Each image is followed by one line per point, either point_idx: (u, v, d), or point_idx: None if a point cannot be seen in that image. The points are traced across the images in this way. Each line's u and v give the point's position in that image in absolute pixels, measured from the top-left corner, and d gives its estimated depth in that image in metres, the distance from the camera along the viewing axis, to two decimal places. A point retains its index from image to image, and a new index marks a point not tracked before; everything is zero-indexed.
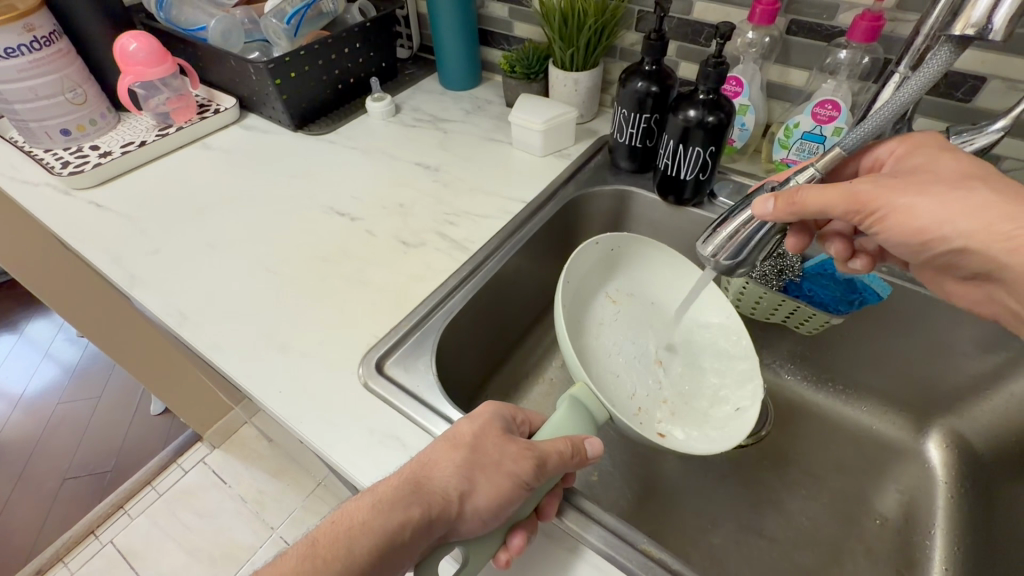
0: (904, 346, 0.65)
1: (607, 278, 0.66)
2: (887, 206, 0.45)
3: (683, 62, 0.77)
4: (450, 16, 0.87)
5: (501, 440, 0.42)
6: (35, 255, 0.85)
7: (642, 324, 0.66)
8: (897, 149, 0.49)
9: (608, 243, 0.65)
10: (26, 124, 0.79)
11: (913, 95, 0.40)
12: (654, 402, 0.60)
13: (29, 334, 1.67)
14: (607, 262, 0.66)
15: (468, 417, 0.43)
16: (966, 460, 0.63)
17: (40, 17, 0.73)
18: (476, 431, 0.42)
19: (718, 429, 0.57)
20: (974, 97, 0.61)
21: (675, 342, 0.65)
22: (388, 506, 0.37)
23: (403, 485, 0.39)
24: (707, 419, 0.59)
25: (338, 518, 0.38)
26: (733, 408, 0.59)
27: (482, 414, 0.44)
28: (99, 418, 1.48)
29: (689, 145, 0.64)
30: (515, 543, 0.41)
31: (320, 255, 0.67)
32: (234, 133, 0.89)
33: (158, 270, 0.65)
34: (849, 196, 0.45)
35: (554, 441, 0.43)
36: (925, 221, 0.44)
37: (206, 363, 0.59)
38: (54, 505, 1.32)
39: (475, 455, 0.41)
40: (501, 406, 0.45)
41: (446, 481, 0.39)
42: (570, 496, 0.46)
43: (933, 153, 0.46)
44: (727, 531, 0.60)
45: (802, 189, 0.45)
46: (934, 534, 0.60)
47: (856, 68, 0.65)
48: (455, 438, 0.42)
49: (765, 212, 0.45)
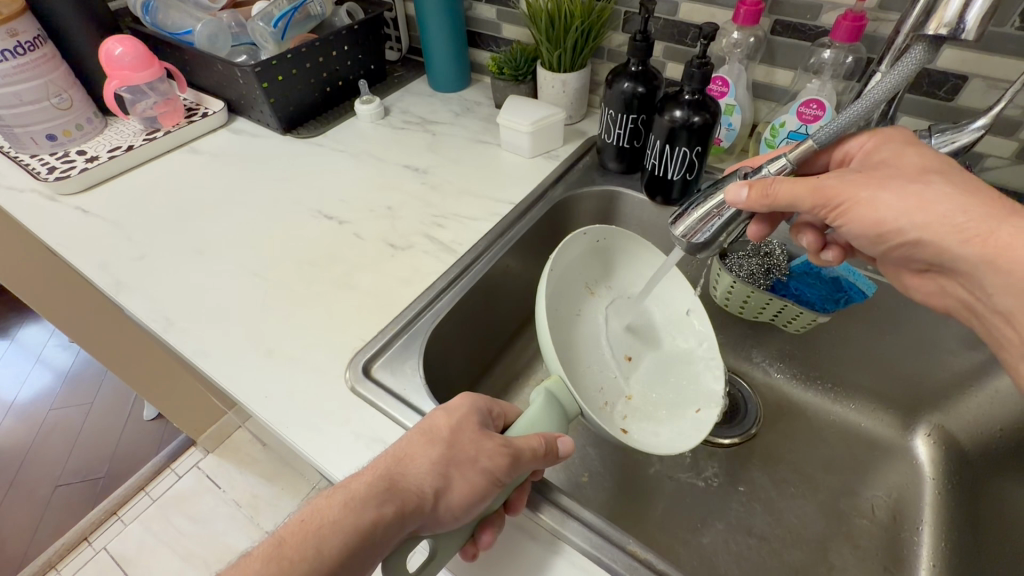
0: (887, 341, 0.66)
1: (588, 270, 0.66)
2: (851, 199, 0.45)
3: (670, 63, 0.78)
4: (437, 19, 0.87)
5: (477, 435, 0.42)
6: (24, 262, 0.84)
7: (619, 319, 0.66)
8: (868, 143, 0.48)
9: (594, 235, 0.64)
10: (12, 129, 0.79)
11: (890, 89, 0.40)
12: (619, 397, 0.61)
13: (21, 341, 1.66)
14: (592, 255, 0.66)
15: (446, 410, 0.43)
16: (952, 455, 0.63)
17: (24, 22, 0.73)
18: (453, 426, 0.42)
19: (678, 427, 0.58)
20: (957, 96, 0.62)
21: (645, 340, 0.66)
22: (361, 503, 0.37)
23: (378, 482, 0.38)
24: (671, 416, 0.59)
25: (307, 517, 0.38)
26: (694, 410, 0.59)
27: (459, 408, 0.43)
28: (91, 424, 1.47)
29: (675, 145, 0.64)
30: (484, 539, 0.42)
31: (308, 258, 0.67)
32: (222, 137, 0.89)
33: (144, 275, 0.65)
34: (818, 190, 0.45)
35: (528, 438, 0.43)
36: (886, 213, 0.44)
37: (194, 369, 0.59)
38: (47, 512, 1.31)
39: (451, 451, 0.40)
40: (478, 398, 0.45)
41: (420, 477, 0.39)
42: (551, 493, 0.46)
43: (899, 146, 0.45)
44: (716, 530, 0.60)
45: (776, 181, 0.45)
46: (922, 530, 0.61)
47: (840, 67, 0.65)
48: (431, 432, 0.42)
49: (739, 199, 0.46)
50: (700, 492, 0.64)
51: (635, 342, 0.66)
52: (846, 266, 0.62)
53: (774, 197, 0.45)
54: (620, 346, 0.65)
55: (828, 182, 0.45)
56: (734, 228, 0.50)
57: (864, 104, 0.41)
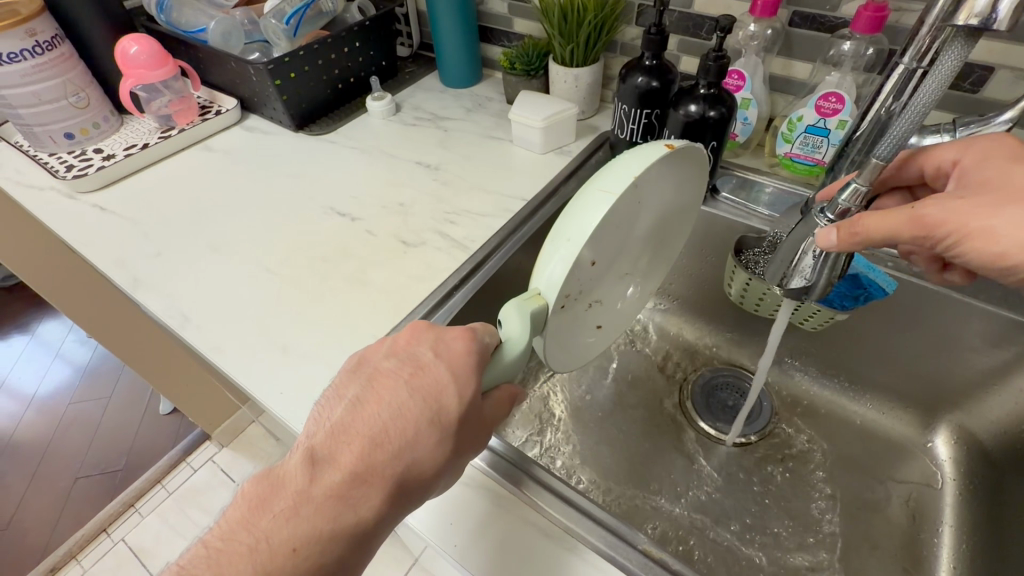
0: (906, 340, 0.64)
1: (658, 189, 0.48)
2: (958, 231, 0.43)
3: (685, 56, 0.77)
4: (450, 14, 0.87)
5: (477, 422, 0.41)
6: (44, 259, 0.85)
7: (617, 229, 0.47)
8: (961, 158, 0.48)
9: (684, 155, 0.47)
10: (30, 128, 0.80)
11: (933, 96, 0.39)
12: (562, 297, 0.46)
13: (40, 336, 1.69)
14: (662, 181, 0.48)
15: (458, 392, 0.40)
16: (975, 456, 0.62)
17: (42, 22, 0.73)
18: (462, 416, 0.40)
19: (572, 343, 0.52)
20: (982, 88, 0.60)
21: (620, 241, 0.49)
22: (365, 527, 0.37)
23: (386, 499, 0.37)
24: (580, 326, 0.53)
25: (299, 545, 0.36)
26: (596, 327, 0.55)
27: (468, 387, 0.40)
28: (110, 417, 1.49)
29: (690, 140, 0.63)
30: None
31: (321, 256, 0.67)
32: (235, 134, 0.89)
33: (160, 273, 0.66)
34: (915, 219, 0.43)
35: (499, 405, 0.43)
36: (1003, 245, 0.42)
37: (209, 365, 0.59)
38: (67, 503, 1.34)
39: (456, 451, 0.40)
40: (476, 362, 0.41)
41: (422, 486, 0.39)
42: (531, 468, 0.48)
43: (1001, 164, 0.45)
44: (730, 529, 0.60)
45: (864, 216, 0.43)
46: (943, 532, 0.59)
47: (861, 59, 0.63)
48: (445, 425, 0.39)
49: (829, 244, 0.44)
50: (714, 490, 0.64)
51: (612, 244, 0.49)
52: (864, 262, 0.58)
53: (870, 241, 0.43)
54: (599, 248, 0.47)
55: (930, 213, 0.43)
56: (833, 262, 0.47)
57: (909, 120, 0.40)
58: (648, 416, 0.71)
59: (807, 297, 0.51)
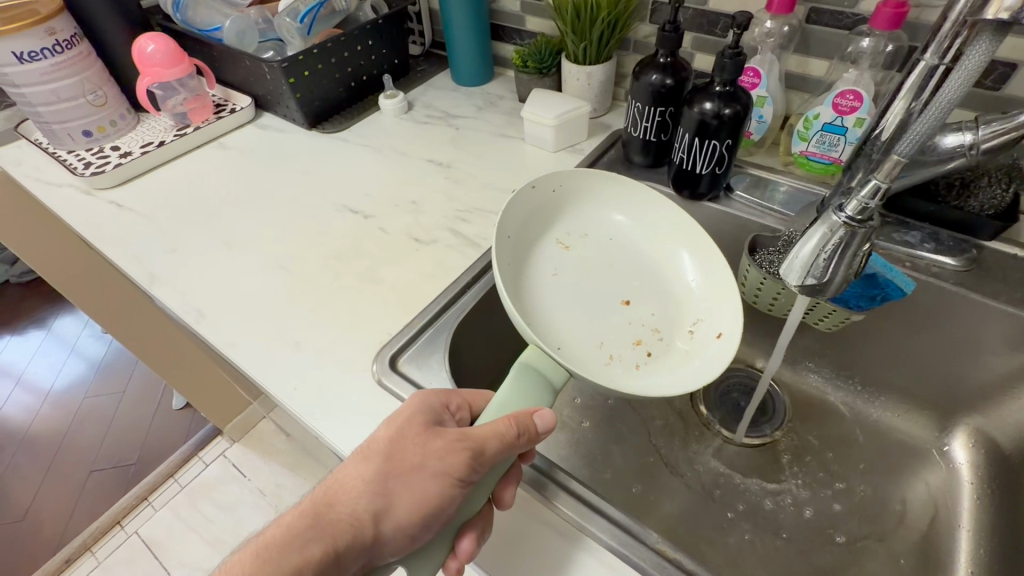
0: (923, 342, 0.63)
1: (575, 228, 0.63)
2: None
3: (699, 54, 0.76)
4: (462, 13, 0.87)
5: (421, 440, 0.40)
6: (77, 265, 0.88)
7: (590, 271, 0.60)
8: None
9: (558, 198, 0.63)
10: (49, 126, 0.81)
11: (958, 92, 0.38)
12: (627, 345, 0.55)
13: (56, 331, 1.71)
14: (573, 216, 0.64)
15: (387, 420, 0.42)
16: (993, 459, 0.61)
17: (61, 21, 0.75)
18: (390, 436, 0.41)
19: (700, 358, 0.52)
20: (1004, 85, 0.59)
21: (634, 278, 0.60)
22: (281, 545, 0.39)
23: (307, 517, 0.40)
24: (688, 351, 0.54)
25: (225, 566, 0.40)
26: (716, 334, 0.54)
27: (402, 413, 0.42)
28: (124, 411, 1.51)
29: (705, 138, 0.62)
30: (463, 548, 0.41)
31: (333, 253, 0.67)
32: (249, 132, 0.90)
33: (177, 268, 0.66)
34: None
35: (495, 425, 0.40)
36: None
37: (223, 359, 0.60)
38: (82, 496, 1.36)
39: (388, 464, 0.40)
40: (430, 397, 0.44)
41: (354, 503, 0.39)
42: (556, 475, 0.46)
43: None
44: (742, 530, 0.59)
45: None
46: (960, 536, 0.58)
47: (879, 56, 0.62)
48: (370, 447, 0.41)
49: None
50: (725, 492, 0.63)
51: (631, 284, 0.59)
52: (882, 261, 0.57)
53: None
54: (615, 289, 0.59)
55: None
56: (852, 257, 0.46)
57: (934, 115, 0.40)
58: (660, 416, 0.70)
59: (823, 293, 0.48)
